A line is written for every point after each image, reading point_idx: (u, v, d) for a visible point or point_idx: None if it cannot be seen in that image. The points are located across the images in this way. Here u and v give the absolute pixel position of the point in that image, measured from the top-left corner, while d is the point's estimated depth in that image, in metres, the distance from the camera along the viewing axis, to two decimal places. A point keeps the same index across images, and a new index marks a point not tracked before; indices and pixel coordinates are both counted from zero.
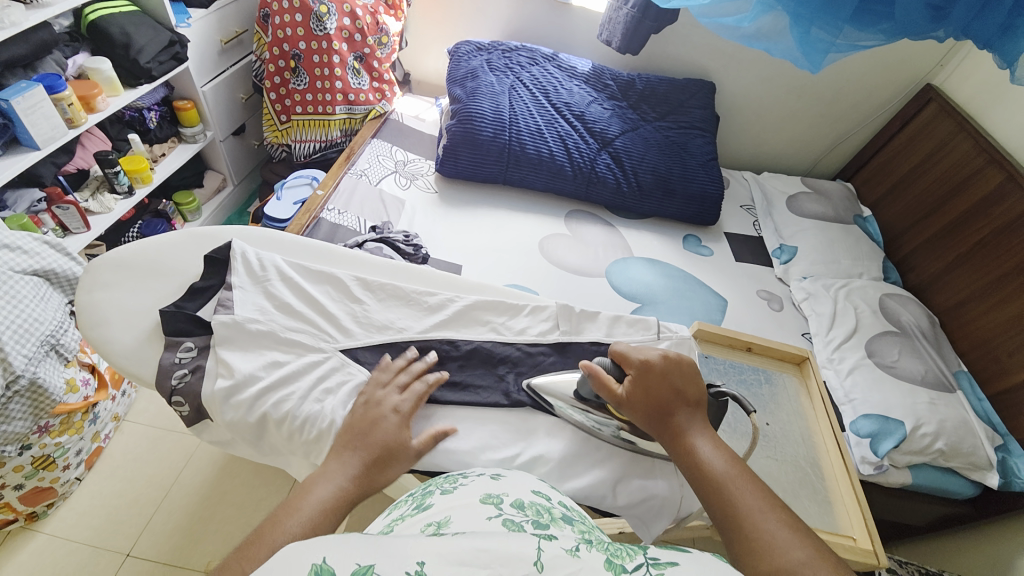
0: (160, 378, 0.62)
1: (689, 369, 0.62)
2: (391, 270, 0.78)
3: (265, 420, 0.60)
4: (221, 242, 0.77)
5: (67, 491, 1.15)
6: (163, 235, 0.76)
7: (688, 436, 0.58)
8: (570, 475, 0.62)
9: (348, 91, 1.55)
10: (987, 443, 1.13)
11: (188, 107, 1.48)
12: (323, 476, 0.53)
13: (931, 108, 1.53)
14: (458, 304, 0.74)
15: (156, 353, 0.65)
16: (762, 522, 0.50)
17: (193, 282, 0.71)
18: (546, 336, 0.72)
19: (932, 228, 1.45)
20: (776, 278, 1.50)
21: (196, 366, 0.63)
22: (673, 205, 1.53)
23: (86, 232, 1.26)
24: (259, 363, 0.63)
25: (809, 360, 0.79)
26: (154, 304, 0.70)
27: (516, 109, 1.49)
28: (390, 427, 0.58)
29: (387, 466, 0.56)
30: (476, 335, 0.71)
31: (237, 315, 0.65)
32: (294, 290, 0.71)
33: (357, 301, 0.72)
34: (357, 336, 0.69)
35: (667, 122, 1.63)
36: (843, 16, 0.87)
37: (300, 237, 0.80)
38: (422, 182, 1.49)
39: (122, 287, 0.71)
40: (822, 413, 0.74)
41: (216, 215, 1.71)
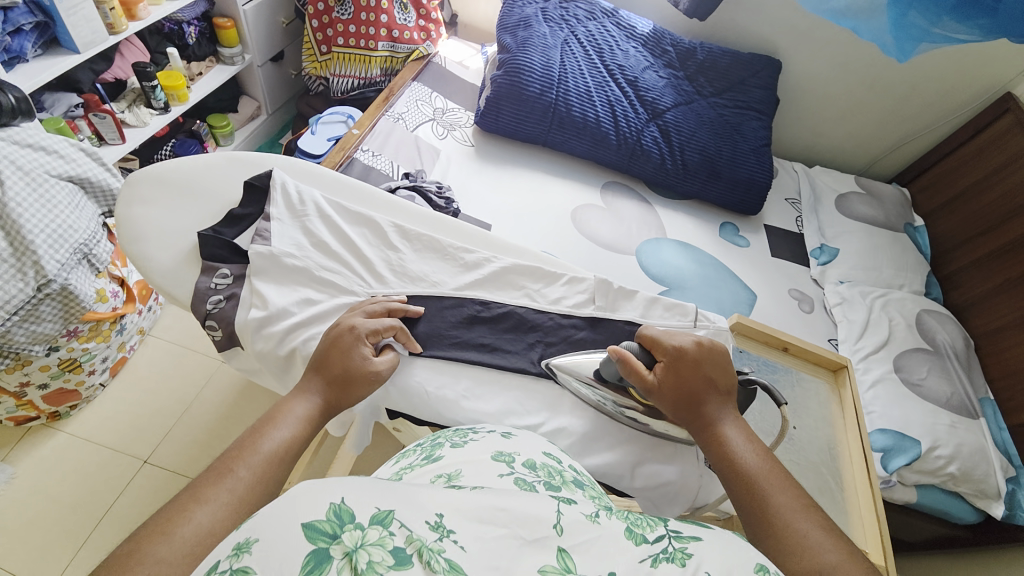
0: (196, 301, 0.63)
1: (724, 361, 0.60)
2: (429, 222, 0.76)
3: (294, 356, 0.60)
4: (260, 171, 0.75)
5: (91, 395, 1.20)
6: (204, 158, 0.74)
7: (720, 428, 0.57)
8: (590, 450, 0.62)
9: (393, 27, 1.48)
10: (999, 472, 1.10)
11: (228, 26, 1.43)
12: (295, 394, 0.54)
13: (1007, 119, 1.40)
14: (495, 265, 0.72)
15: (192, 276, 0.65)
16: (794, 519, 0.49)
17: (231, 209, 0.70)
18: (581, 308, 0.70)
19: (986, 247, 1.36)
20: (811, 278, 1.44)
21: (231, 295, 0.63)
22: (716, 189, 1.47)
23: (120, 144, 1.24)
24: (292, 299, 0.62)
25: (847, 369, 0.76)
26: (190, 226, 0.69)
27: (567, 66, 1.41)
28: (347, 346, 0.56)
29: (348, 386, 0.55)
30: (510, 299, 0.70)
31: (273, 248, 0.64)
32: (331, 229, 0.69)
33: (393, 249, 0.70)
34: (391, 285, 0.67)
35: (724, 99, 1.53)
36: (945, 4, 0.77)
37: (340, 175, 0.77)
38: (459, 133, 1.44)
39: (159, 205, 0.70)
40: (851, 423, 0.72)
41: (248, 143, 1.69)
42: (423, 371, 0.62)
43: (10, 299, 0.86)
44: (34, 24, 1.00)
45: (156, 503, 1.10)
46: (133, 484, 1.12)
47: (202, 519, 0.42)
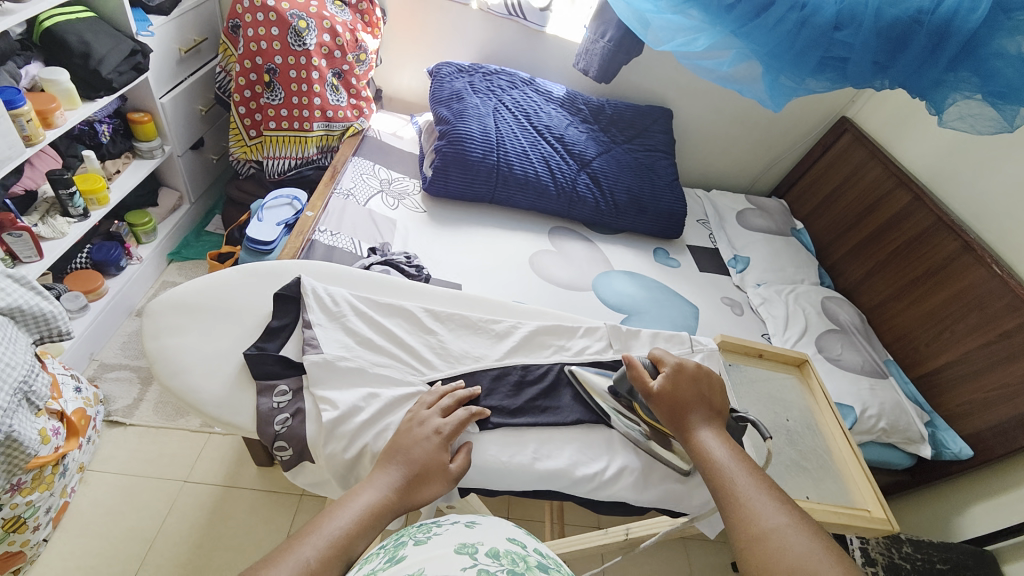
0: (262, 425, 0.62)
1: (716, 381, 0.70)
2: (452, 300, 0.80)
3: (362, 456, 0.60)
4: (284, 280, 0.75)
5: (35, 552, 1.02)
6: (221, 274, 0.75)
7: (697, 430, 0.64)
8: (651, 482, 0.68)
9: (327, 108, 1.51)
10: (917, 419, 1.33)
11: (146, 120, 1.36)
12: (367, 483, 0.54)
13: (847, 137, 1.79)
14: (523, 330, 0.77)
15: (251, 399, 0.64)
16: (757, 503, 0.56)
17: (267, 323, 0.70)
18: (606, 355, 0.77)
19: (855, 239, 1.70)
20: (735, 286, 1.68)
21: (295, 410, 0.62)
22: (645, 221, 1.67)
23: (38, 261, 1.11)
24: (357, 395, 0.63)
25: (808, 361, 0.90)
26: (229, 348, 0.68)
27: (501, 130, 1.54)
28: (429, 450, 0.58)
29: (423, 482, 0.56)
30: (545, 358, 0.75)
31: (326, 354, 0.65)
32: (370, 324, 0.71)
33: (431, 332, 0.73)
34: (440, 368, 0.69)
35: (635, 144, 1.76)
36: (806, 69, 1.02)
37: (354, 270, 0.79)
38: (410, 201, 1.49)
39: (190, 332, 0.69)
40: (824, 406, 0.86)
41: (172, 236, 1.59)
42: (489, 444, 0.65)
43: None
44: None
45: None
46: None
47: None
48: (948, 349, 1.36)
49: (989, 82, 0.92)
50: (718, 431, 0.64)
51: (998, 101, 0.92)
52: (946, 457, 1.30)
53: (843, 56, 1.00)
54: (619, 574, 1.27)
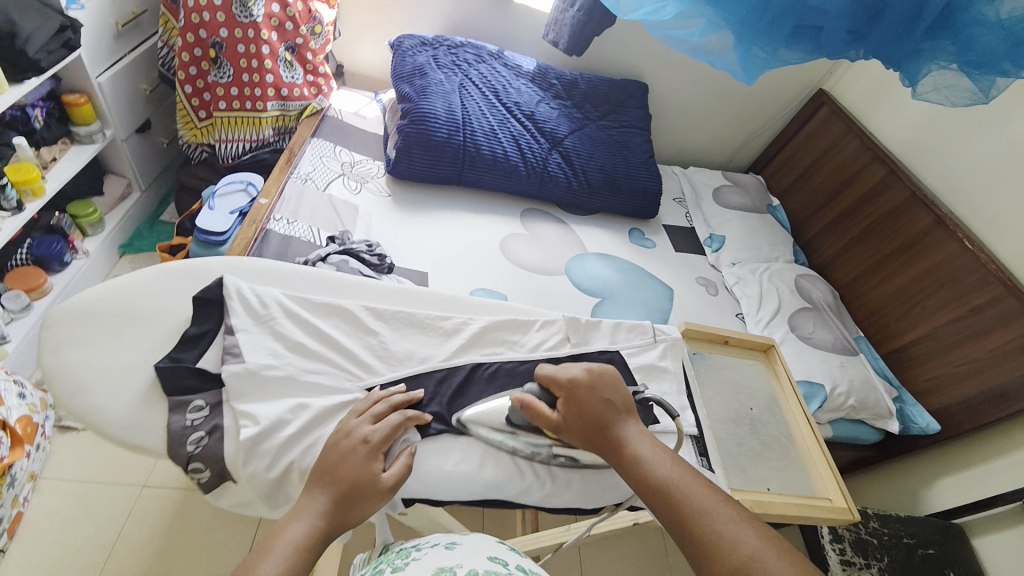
0: (173, 447, 0.57)
1: (614, 379, 0.65)
2: (397, 296, 0.75)
3: (289, 474, 0.57)
4: (210, 281, 0.70)
5: None
6: (132, 275, 0.68)
7: (631, 449, 0.60)
8: (603, 482, 0.66)
9: (281, 86, 1.42)
10: (885, 395, 1.34)
11: (82, 103, 1.26)
12: (291, 516, 0.51)
13: (824, 110, 1.76)
14: (474, 326, 0.73)
15: (161, 418, 0.59)
16: (710, 518, 0.55)
17: (184, 330, 0.65)
18: (561, 349, 0.74)
19: (832, 213, 1.67)
20: (710, 265, 1.67)
21: (213, 428, 0.59)
22: (619, 200, 1.63)
23: None
24: (283, 408, 0.59)
25: (774, 347, 0.89)
26: (140, 360, 0.62)
27: (467, 108, 1.47)
28: (360, 460, 0.55)
29: (356, 501, 0.53)
30: (495, 356, 0.72)
31: (248, 364, 0.61)
32: (302, 327, 0.66)
33: (372, 333, 0.69)
34: (382, 372, 0.66)
35: (609, 121, 1.71)
36: (779, 38, 0.97)
37: (290, 266, 0.74)
38: (373, 185, 1.42)
39: (96, 344, 0.63)
40: (789, 391, 0.85)
41: (123, 227, 1.50)
42: (432, 451, 0.62)
43: None
44: None
45: None
46: None
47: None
48: (918, 325, 1.37)
49: (967, 51, 0.88)
50: (649, 440, 0.61)
51: (973, 70, 0.89)
52: (914, 431, 1.32)
53: (817, 23, 0.95)
54: (595, 553, 1.30)
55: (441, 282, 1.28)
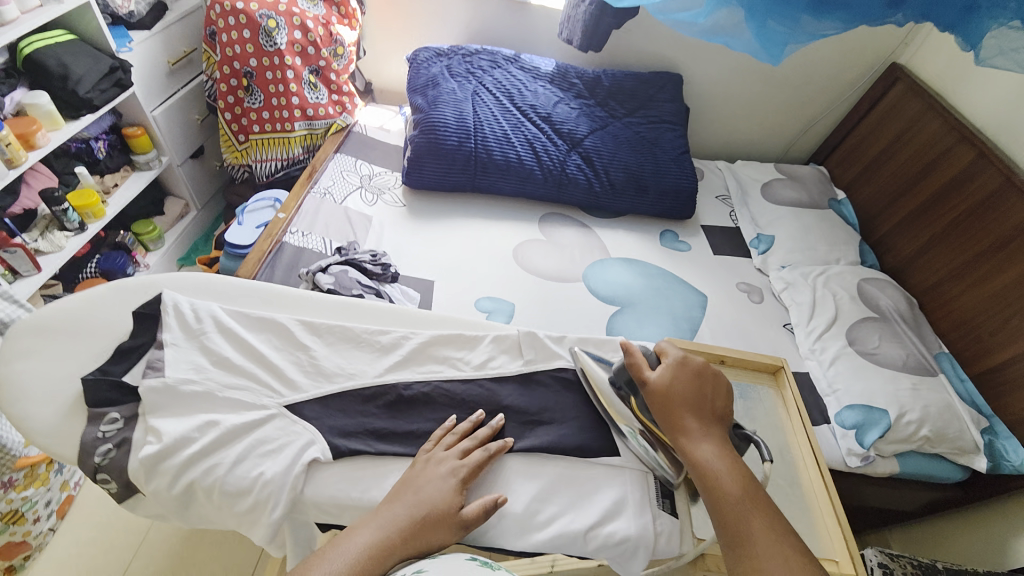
0: (82, 457, 0.55)
1: (720, 382, 0.65)
2: (338, 307, 0.73)
3: (192, 491, 0.55)
4: (149, 296, 0.68)
5: (42, 542, 1.09)
6: (85, 290, 0.67)
7: (702, 444, 0.59)
8: (534, 520, 0.59)
9: (306, 107, 1.50)
10: (972, 425, 1.10)
11: (138, 133, 1.42)
12: (363, 523, 0.52)
13: (898, 87, 1.52)
14: (413, 341, 0.70)
15: (79, 429, 0.57)
16: (768, 547, 0.52)
17: (120, 343, 0.63)
18: (510, 366, 0.70)
19: (908, 207, 1.43)
20: (755, 269, 1.49)
21: (122, 441, 0.56)
22: (647, 202, 1.51)
23: (37, 275, 1.20)
24: (191, 424, 0.56)
25: (783, 370, 0.83)
26: (73, 372, 0.61)
27: (479, 114, 1.46)
28: (443, 490, 0.55)
29: (427, 527, 0.52)
30: (432, 374, 0.67)
31: (168, 378, 0.59)
32: (234, 343, 0.64)
33: (303, 348, 0.67)
34: (305, 388, 0.63)
35: (638, 117, 1.60)
36: (799, 4, 0.83)
37: (234, 279, 0.73)
38: (389, 196, 1.45)
39: (41, 356, 0.61)
40: (797, 422, 0.78)
41: (181, 241, 1.66)
42: (342, 475, 0.58)
43: None
44: None
45: None
46: None
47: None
48: (1015, 341, 1.11)
49: None
50: (725, 449, 0.59)
51: None
52: (1006, 471, 1.08)
53: None
54: None
55: (444, 290, 1.26)
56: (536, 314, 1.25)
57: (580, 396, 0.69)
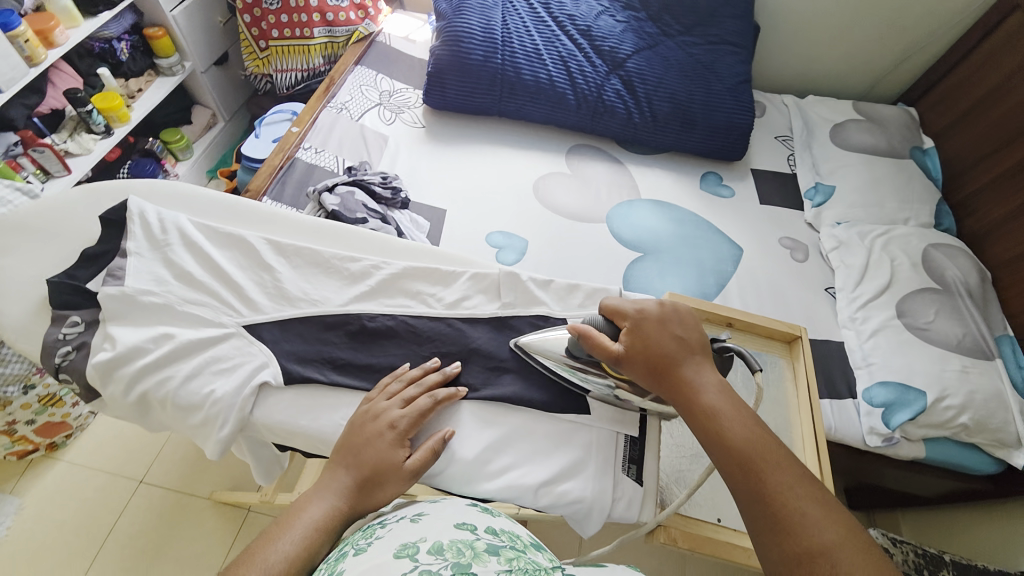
0: (44, 356, 0.57)
1: (688, 318, 0.60)
2: (312, 231, 0.70)
3: (147, 400, 0.56)
4: (115, 202, 0.67)
5: (84, 423, 1.23)
6: (61, 192, 0.67)
7: (706, 392, 0.54)
8: (484, 468, 0.57)
9: (326, 10, 1.41)
10: (1020, 418, 0.98)
11: (160, 35, 1.38)
12: (313, 495, 0.51)
13: (1016, 18, 1.22)
14: (383, 272, 0.66)
15: (43, 329, 0.59)
16: (791, 495, 0.47)
17: (86, 248, 0.63)
18: (485, 308, 0.66)
19: (1004, 165, 1.20)
20: (805, 224, 1.33)
21: (81, 344, 0.57)
22: (693, 137, 1.34)
23: (67, 175, 1.24)
24: (147, 336, 0.57)
25: (799, 341, 0.77)
26: (41, 273, 0.62)
27: (510, 25, 1.31)
28: (385, 445, 0.53)
29: (377, 486, 0.52)
30: (399, 308, 0.64)
31: (126, 287, 0.58)
32: (199, 258, 0.63)
33: (268, 270, 0.64)
34: (265, 310, 0.61)
35: (694, 36, 1.39)
36: None
37: (206, 190, 0.71)
38: (409, 115, 1.36)
39: (16, 254, 0.63)
40: (803, 400, 0.73)
41: (209, 153, 1.66)
42: (296, 400, 0.58)
43: None
44: None
45: (155, 520, 1.15)
46: (133, 503, 1.17)
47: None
48: None
49: None
50: (725, 388, 0.55)
51: None
52: None
53: None
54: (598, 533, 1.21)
55: (457, 221, 1.20)
56: (550, 253, 1.18)
57: None
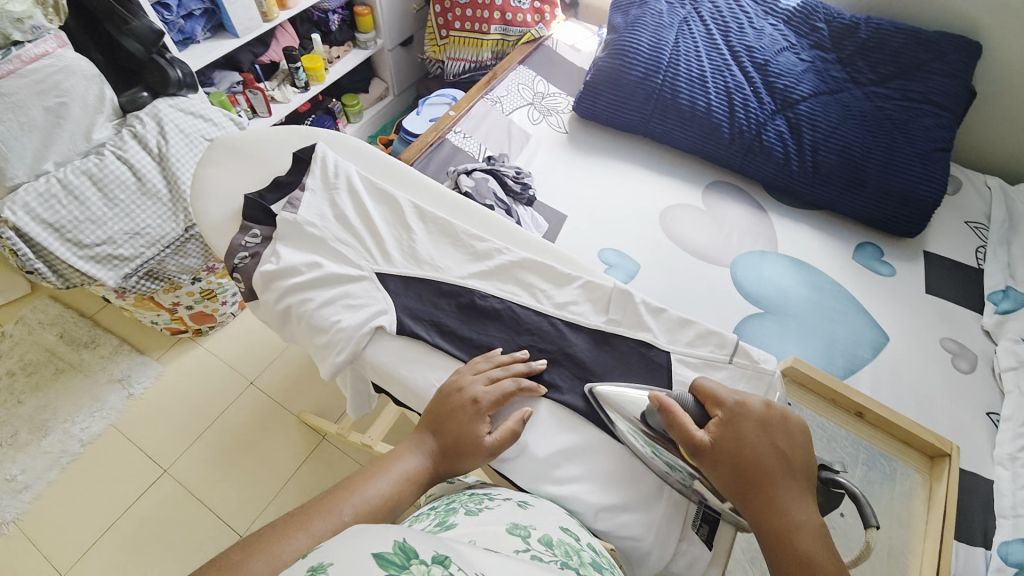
0: (228, 254, 0.68)
1: (796, 432, 0.54)
2: (450, 204, 0.75)
3: (289, 314, 0.65)
4: (306, 143, 0.79)
5: (224, 321, 1.46)
6: (266, 127, 0.80)
7: (797, 528, 0.49)
8: (551, 472, 0.57)
9: (507, 10, 1.51)
10: None
11: (365, 13, 1.59)
12: (407, 449, 0.58)
13: None
14: (504, 258, 0.69)
15: (231, 233, 0.71)
16: None
17: (277, 176, 0.75)
18: (592, 319, 0.65)
19: None
20: (980, 330, 1.11)
21: (255, 253, 0.68)
22: (857, 201, 1.19)
23: (267, 118, 1.46)
24: (303, 260, 0.66)
25: (948, 459, 0.69)
26: (241, 188, 0.75)
27: (680, 47, 1.27)
28: (466, 417, 0.56)
29: (460, 454, 0.56)
30: (510, 295, 0.66)
31: (299, 216, 0.68)
32: (356, 205, 0.71)
33: (407, 230, 0.71)
34: (397, 265, 0.68)
35: (890, 88, 1.22)
36: None
37: (375, 149, 0.80)
38: (555, 119, 1.40)
39: (225, 167, 0.76)
40: (934, 523, 0.66)
41: (375, 120, 1.87)
42: (402, 353, 0.63)
43: (165, 235, 1.09)
44: (203, 10, 1.22)
45: (254, 418, 1.34)
46: (242, 398, 1.37)
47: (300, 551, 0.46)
48: None
49: None
50: (821, 529, 0.49)
51: None
52: None
53: None
54: None
55: (574, 230, 1.21)
56: (659, 285, 1.14)
57: (653, 376, 0.61)
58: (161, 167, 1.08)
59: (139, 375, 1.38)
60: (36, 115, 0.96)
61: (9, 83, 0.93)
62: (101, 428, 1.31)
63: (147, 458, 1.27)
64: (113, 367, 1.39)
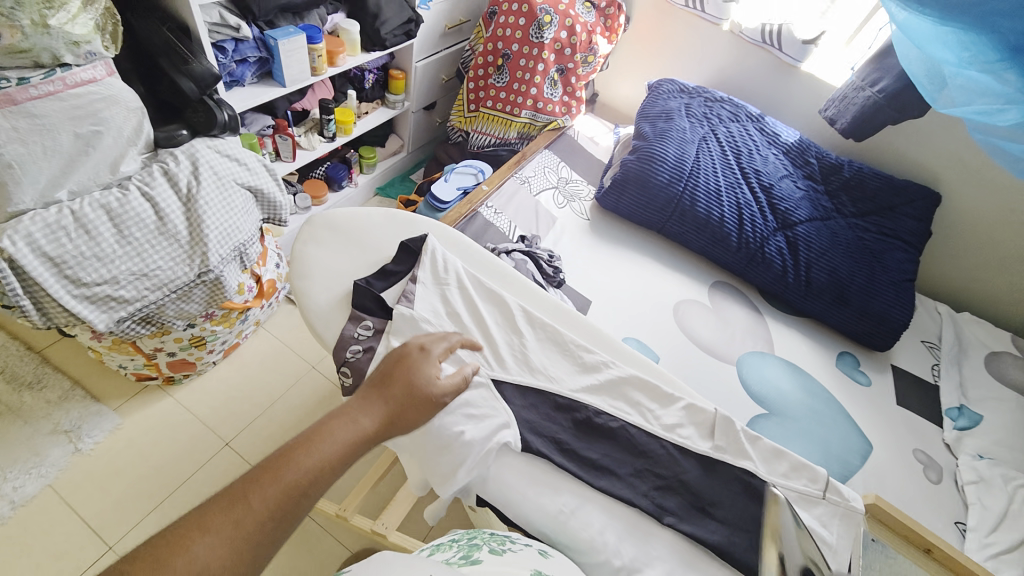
0: (339, 347, 0.72)
1: None
2: (554, 312, 0.83)
3: None
4: (412, 233, 0.88)
5: (203, 369, 1.32)
6: (372, 213, 0.90)
7: None
8: None
9: (540, 99, 1.61)
10: None
11: (399, 78, 1.63)
12: (344, 415, 0.58)
13: None
14: (612, 373, 0.75)
15: (340, 321, 0.76)
16: None
17: (383, 263, 0.82)
18: (697, 444, 0.70)
19: None
20: (941, 442, 1.24)
21: (367, 347, 0.72)
22: (841, 314, 1.33)
23: (289, 163, 1.43)
24: None
25: None
26: (348, 274, 0.81)
27: (699, 160, 1.42)
28: (407, 374, 0.63)
29: (402, 410, 0.61)
30: (623, 414, 0.72)
31: (415, 312, 0.73)
32: (466, 303, 0.78)
33: (518, 334, 0.77)
34: (512, 370, 0.72)
35: (867, 222, 1.42)
36: None
37: (478, 248, 0.88)
38: (578, 206, 1.48)
39: (330, 250, 0.84)
40: None
41: (385, 174, 1.87)
42: (520, 470, 0.66)
43: (175, 279, 0.99)
44: (257, 58, 1.21)
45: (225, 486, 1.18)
46: (212, 461, 1.21)
47: (198, 552, 0.43)
48: None
49: None
50: None
51: None
52: None
53: None
54: None
55: (597, 316, 1.25)
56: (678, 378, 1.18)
57: (746, 505, 0.66)
58: (185, 209, 1.00)
59: (90, 427, 1.19)
60: (64, 140, 0.89)
61: (44, 105, 0.86)
62: (35, 489, 1.10)
63: (88, 529, 1.07)
64: (61, 416, 1.20)
